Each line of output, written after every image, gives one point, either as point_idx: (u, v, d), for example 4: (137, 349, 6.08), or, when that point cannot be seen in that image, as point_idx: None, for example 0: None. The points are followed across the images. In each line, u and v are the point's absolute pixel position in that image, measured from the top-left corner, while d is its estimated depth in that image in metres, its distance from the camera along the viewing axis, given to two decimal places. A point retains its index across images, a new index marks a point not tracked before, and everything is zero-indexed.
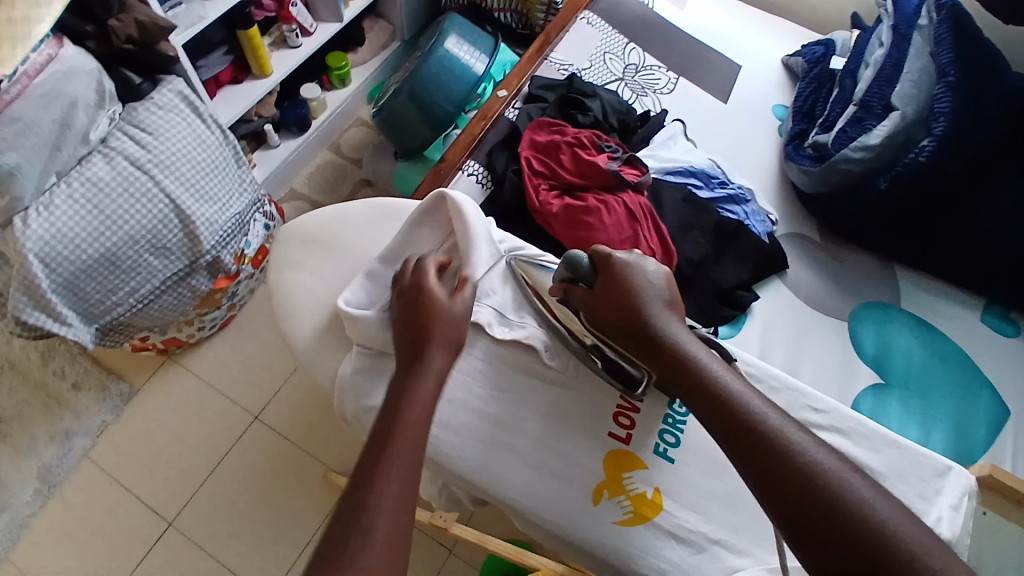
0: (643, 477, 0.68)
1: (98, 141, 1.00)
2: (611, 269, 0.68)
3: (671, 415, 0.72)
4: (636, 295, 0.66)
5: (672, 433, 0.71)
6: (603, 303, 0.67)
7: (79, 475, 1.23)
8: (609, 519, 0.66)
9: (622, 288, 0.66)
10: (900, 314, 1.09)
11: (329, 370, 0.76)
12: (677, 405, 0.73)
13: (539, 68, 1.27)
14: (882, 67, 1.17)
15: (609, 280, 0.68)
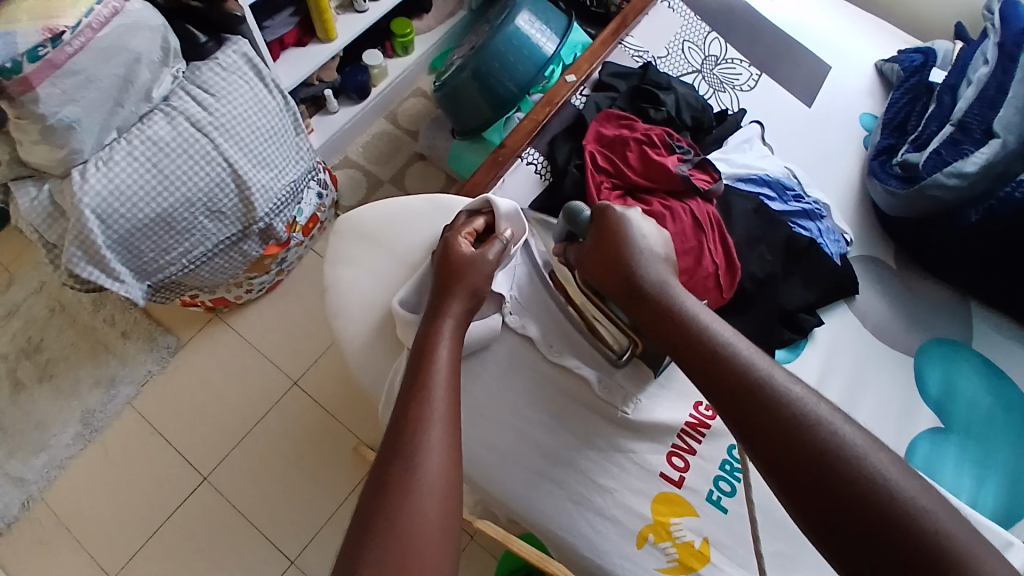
0: (693, 526, 0.69)
1: (160, 98, 0.99)
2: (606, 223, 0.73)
3: (728, 462, 0.73)
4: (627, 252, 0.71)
5: (727, 481, 0.72)
6: (594, 256, 0.73)
7: (121, 422, 1.27)
8: (653, 566, 0.67)
9: (611, 245, 0.72)
10: (972, 354, 1.01)
11: (380, 369, 0.75)
12: (735, 454, 0.73)
13: (612, 53, 1.20)
14: (986, 85, 1.05)
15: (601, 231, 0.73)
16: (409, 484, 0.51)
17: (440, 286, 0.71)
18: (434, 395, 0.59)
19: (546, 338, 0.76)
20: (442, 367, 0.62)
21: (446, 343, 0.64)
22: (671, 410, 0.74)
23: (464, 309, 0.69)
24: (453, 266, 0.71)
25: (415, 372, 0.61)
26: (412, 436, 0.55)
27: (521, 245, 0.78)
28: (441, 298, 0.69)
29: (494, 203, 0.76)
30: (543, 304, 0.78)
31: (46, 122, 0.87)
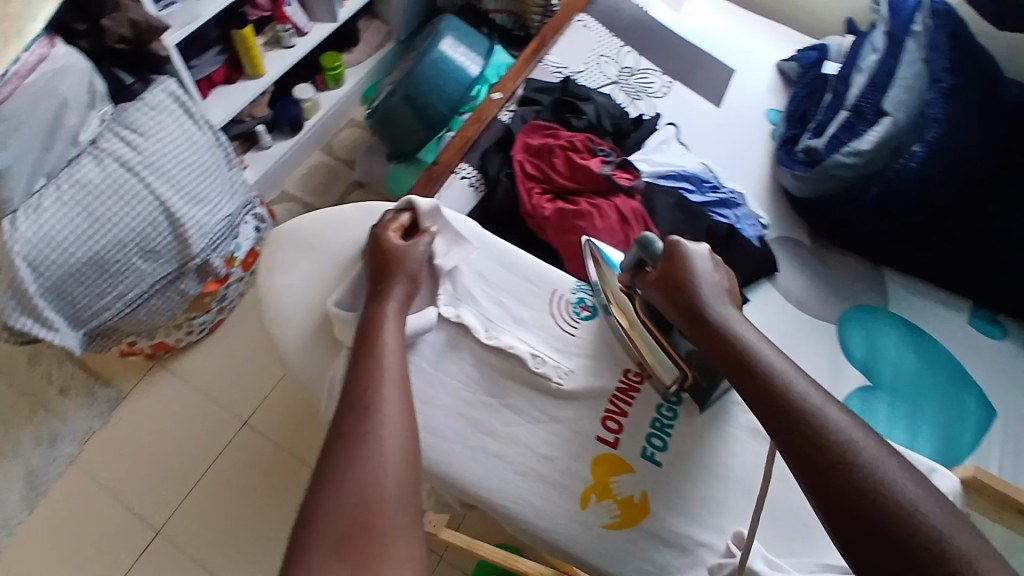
0: (630, 481, 0.70)
1: (88, 142, 0.99)
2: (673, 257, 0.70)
3: (659, 420, 0.73)
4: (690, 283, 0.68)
5: (659, 437, 0.72)
6: (662, 286, 0.70)
7: (66, 481, 1.22)
8: (596, 523, 0.68)
9: (679, 279, 0.69)
10: (888, 315, 1.10)
11: (321, 371, 0.76)
12: (665, 410, 0.73)
13: (534, 70, 1.27)
14: (875, 72, 1.17)
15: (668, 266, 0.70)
16: (365, 447, 0.55)
17: (374, 278, 0.74)
18: (385, 368, 0.62)
19: (482, 327, 0.77)
20: (391, 341, 0.66)
21: (393, 320, 0.68)
22: (600, 378, 0.74)
23: (403, 294, 0.72)
24: (384, 258, 0.74)
25: (363, 348, 0.65)
26: (367, 406, 0.58)
27: (448, 240, 0.81)
28: (378, 286, 0.72)
29: (416, 203, 0.80)
30: (478, 294, 0.79)
31: None
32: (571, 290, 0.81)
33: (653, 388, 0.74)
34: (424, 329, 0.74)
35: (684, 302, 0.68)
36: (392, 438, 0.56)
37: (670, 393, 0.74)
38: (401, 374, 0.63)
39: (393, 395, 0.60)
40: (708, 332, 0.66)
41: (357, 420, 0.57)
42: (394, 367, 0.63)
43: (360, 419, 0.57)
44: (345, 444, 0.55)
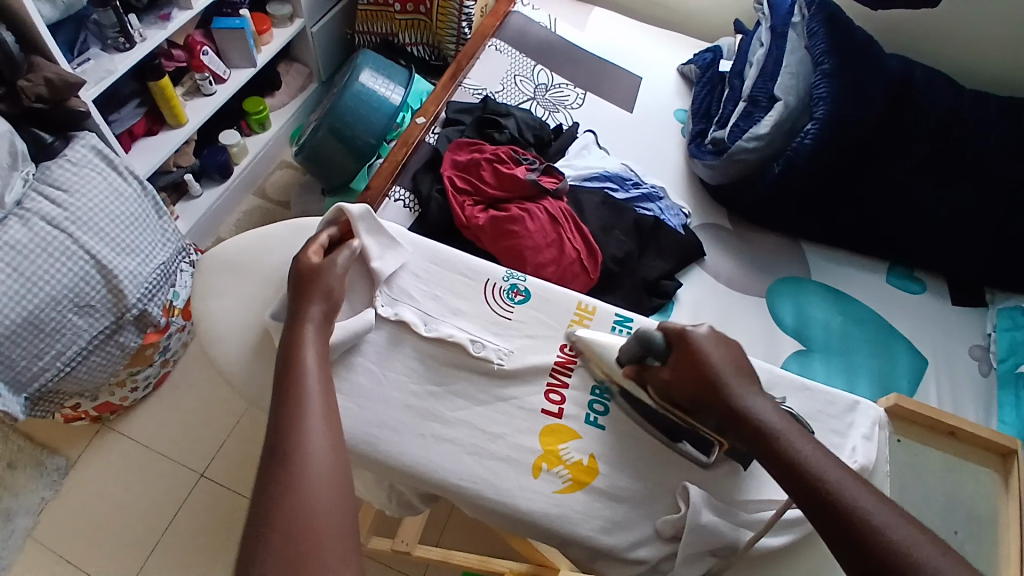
0: (578, 446, 0.72)
1: (13, 203, 0.97)
2: (686, 341, 0.65)
3: (599, 386, 0.76)
4: (707, 366, 0.63)
5: (601, 402, 0.75)
6: (677, 385, 0.65)
7: (25, 554, 1.16)
8: (550, 490, 0.69)
9: (698, 367, 0.63)
10: (811, 283, 1.19)
11: (262, 385, 0.76)
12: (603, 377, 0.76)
13: (454, 94, 1.33)
14: (764, 64, 1.28)
15: (683, 352, 0.65)
16: (289, 480, 0.53)
17: (294, 301, 0.71)
18: (307, 401, 0.60)
19: (420, 323, 0.77)
20: (312, 369, 0.64)
21: (314, 351, 0.66)
22: (539, 356, 0.77)
23: (325, 315, 0.70)
24: (304, 280, 0.72)
25: (285, 381, 0.62)
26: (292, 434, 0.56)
27: (383, 242, 0.81)
28: (300, 308, 0.70)
29: (346, 209, 0.80)
30: (414, 292, 0.80)
31: None
32: (503, 277, 0.82)
33: (590, 358, 0.77)
34: (362, 330, 0.74)
35: (700, 389, 0.63)
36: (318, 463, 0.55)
37: None
38: (327, 406, 0.61)
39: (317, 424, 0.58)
40: (734, 417, 0.61)
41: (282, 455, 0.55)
42: (316, 396, 0.61)
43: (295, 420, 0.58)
44: (272, 478, 0.53)
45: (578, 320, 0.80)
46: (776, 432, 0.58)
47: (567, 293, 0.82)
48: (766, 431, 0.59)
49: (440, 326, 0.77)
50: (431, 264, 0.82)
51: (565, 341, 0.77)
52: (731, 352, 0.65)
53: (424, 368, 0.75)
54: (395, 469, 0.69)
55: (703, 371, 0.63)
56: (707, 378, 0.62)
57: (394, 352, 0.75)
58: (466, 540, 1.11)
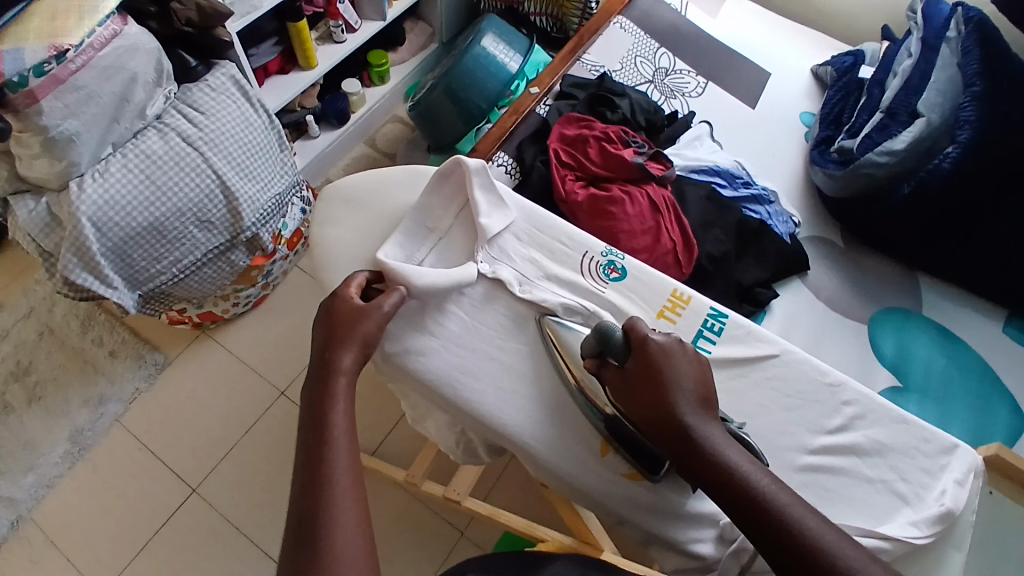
0: None
1: (154, 117, 1.07)
2: (647, 354, 0.65)
3: None
4: (669, 396, 0.62)
5: None
6: (636, 393, 0.64)
7: (109, 437, 1.29)
8: (616, 472, 0.69)
9: (656, 388, 0.63)
10: (921, 319, 1.10)
11: None
12: None
13: (571, 68, 1.31)
14: (909, 76, 1.18)
15: (643, 369, 0.64)
16: (325, 512, 0.54)
17: (324, 342, 0.67)
18: (337, 426, 0.61)
19: (516, 284, 0.77)
20: (343, 392, 0.64)
21: (346, 375, 0.65)
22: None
23: (360, 354, 0.67)
24: (343, 324, 0.68)
25: (316, 407, 0.63)
26: (322, 460, 0.58)
27: (490, 198, 0.81)
28: (331, 347, 0.66)
29: (462, 161, 0.80)
30: (515, 252, 0.81)
31: (47, 134, 0.94)
32: (602, 252, 0.81)
33: (677, 348, 0.74)
34: (461, 283, 0.76)
35: (661, 415, 0.62)
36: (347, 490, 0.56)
37: None
38: (353, 432, 0.62)
39: (345, 449, 0.59)
40: (698, 456, 0.59)
41: (315, 482, 0.56)
42: (345, 420, 0.62)
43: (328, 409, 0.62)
44: (310, 503, 0.55)
45: (670, 307, 0.77)
46: (742, 482, 0.57)
47: (663, 278, 0.79)
48: (731, 479, 0.57)
49: (536, 289, 0.78)
50: (536, 229, 0.82)
51: (654, 327, 0.75)
52: (697, 375, 0.64)
53: (511, 326, 0.76)
54: (465, 415, 0.72)
55: (669, 403, 0.62)
56: (671, 412, 0.61)
57: (487, 306, 0.77)
58: (514, 504, 1.13)
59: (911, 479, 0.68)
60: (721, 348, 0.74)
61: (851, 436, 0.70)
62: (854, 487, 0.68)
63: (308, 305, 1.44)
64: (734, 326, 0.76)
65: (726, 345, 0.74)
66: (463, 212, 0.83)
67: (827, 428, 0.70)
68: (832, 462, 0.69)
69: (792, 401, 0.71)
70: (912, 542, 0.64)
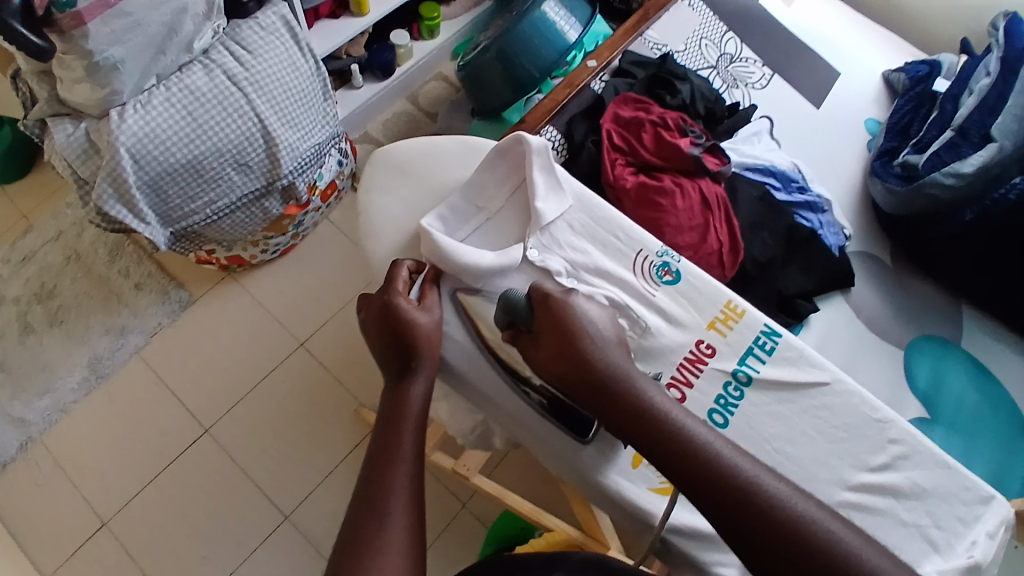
0: None
1: (200, 52, 1.05)
2: (548, 310, 0.65)
3: (723, 397, 0.70)
4: (576, 341, 0.64)
5: (721, 413, 0.70)
6: (546, 354, 0.65)
7: (128, 368, 1.30)
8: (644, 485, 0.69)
9: (564, 337, 0.64)
10: (959, 351, 1.05)
11: None
12: (732, 388, 0.71)
13: (632, 44, 1.25)
14: (986, 94, 1.11)
15: (547, 319, 0.65)
16: (379, 542, 0.53)
17: (393, 355, 0.66)
18: (404, 454, 0.59)
19: (569, 280, 0.75)
20: (415, 420, 0.62)
21: (421, 377, 0.65)
22: (672, 343, 0.73)
23: (431, 376, 0.66)
24: (405, 336, 0.66)
25: (389, 425, 0.61)
26: (383, 485, 0.56)
27: (547, 180, 0.78)
28: (407, 368, 0.65)
29: (525, 138, 0.76)
30: (568, 242, 0.78)
31: (91, 59, 0.92)
32: (657, 252, 0.78)
33: (723, 362, 0.72)
34: (505, 269, 0.73)
35: (571, 359, 0.63)
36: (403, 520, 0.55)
37: (739, 372, 0.71)
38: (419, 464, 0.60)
39: (409, 484, 0.57)
40: (609, 393, 0.62)
41: (371, 504, 0.55)
42: (414, 451, 0.60)
43: (402, 402, 0.63)
44: (372, 500, 0.55)
45: (722, 319, 0.74)
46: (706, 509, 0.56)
47: (718, 285, 0.76)
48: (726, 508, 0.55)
49: (584, 283, 0.75)
50: (595, 221, 0.79)
51: (703, 337, 0.72)
52: (605, 322, 0.67)
53: None
54: (492, 400, 0.71)
55: (577, 350, 0.63)
56: (581, 355, 0.63)
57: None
58: (521, 483, 1.13)
59: (943, 525, 0.66)
60: (770, 368, 0.72)
61: (888, 475, 0.67)
62: (887, 528, 0.66)
63: (334, 259, 1.42)
64: (786, 347, 0.72)
65: (776, 366, 0.72)
66: (516, 192, 0.79)
67: (870, 466, 0.68)
68: (871, 502, 0.67)
69: (836, 433, 0.69)
70: None
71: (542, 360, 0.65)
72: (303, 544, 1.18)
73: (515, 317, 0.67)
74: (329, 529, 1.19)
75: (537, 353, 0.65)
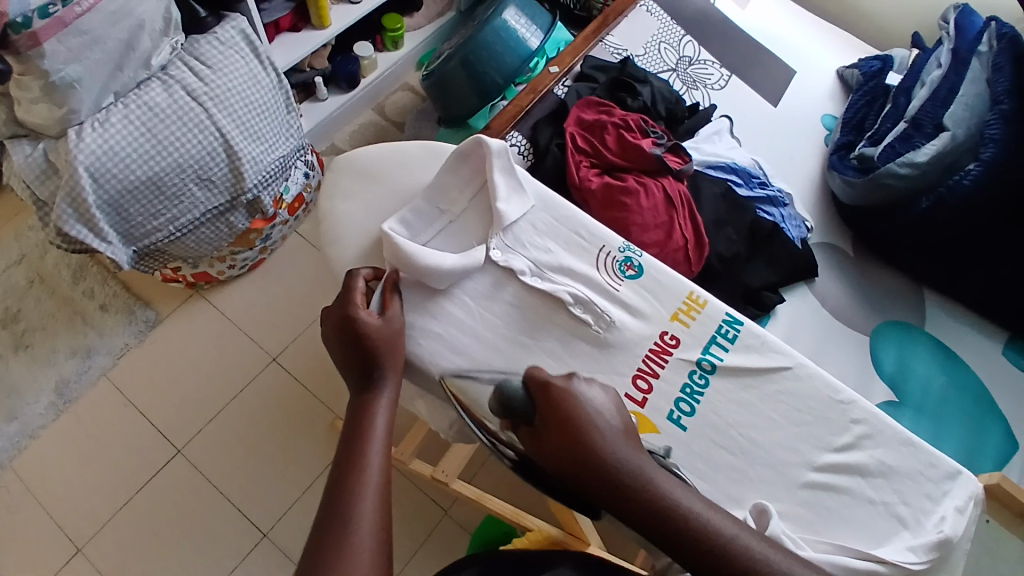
0: (654, 441, 0.69)
1: (158, 67, 1.04)
2: (549, 402, 0.61)
3: (690, 385, 0.72)
4: (589, 435, 0.58)
5: (688, 402, 0.71)
6: (545, 442, 0.60)
7: (96, 391, 1.27)
8: None
9: (568, 427, 0.59)
10: (922, 335, 1.08)
11: None
12: (697, 377, 0.72)
13: (593, 49, 1.27)
14: (937, 87, 1.15)
15: (549, 412, 0.60)
16: (346, 547, 0.52)
17: (356, 365, 0.66)
18: (370, 462, 0.58)
19: (532, 279, 0.75)
20: (380, 427, 0.62)
21: (386, 388, 0.65)
22: (637, 336, 0.74)
23: (396, 386, 0.66)
24: (367, 343, 0.66)
25: (353, 435, 0.61)
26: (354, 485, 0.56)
27: (508, 180, 0.79)
28: (368, 377, 0.65)
29: (483, 141, 0.78)
30: (532, 241, 0.78)
31: (48, 79, 0.90)
32: (619, 248, 0.79)
33: (688, 352, 0.73)
34: (469, 270, 0.74)
35: (580, 457, 0.57)
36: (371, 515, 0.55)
37: (704, 361, 0.73)
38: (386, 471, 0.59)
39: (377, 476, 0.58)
40: (613, 487, 0.57)
41: (339, 505, 0.55)
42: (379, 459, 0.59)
43: (366, 413, 0.62)
44: (337, 508, 0.54)
45: (685, 310, 0.76)
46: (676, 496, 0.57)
47: (680, 278, 0.78)
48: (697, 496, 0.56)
49: (548, 281, 0.76)
50: (557, 219, 0.80)
51: (667, 329, 0.74)
52: (611, 407, 0.62)
53: (517, 315, 0.74)
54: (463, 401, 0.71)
55: (581, 440, 0.58)
56: (588, 449, 0.57)
57: (496, 295, 0.75)
58: (502, 487, 1.13)
59: (911, 502, 0.68)
60: (734, 355, 0.73)
61: (855, 455, 0.69)
62: (855, 506, 0.67)
63: (305, 272, 1.41)
64: (749, 335, 0.74)
65: (739, 354, 0.73)
66: (479, 194, 0.80)
67: (835, 446, 0.69)
68: (839, 482, 0.68)
69: (802, 416, 0.70)
70: (909, 567, 0.64)
71: (543, 453, 0.60)
72: (284, 562, 1.16)
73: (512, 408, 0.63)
74: (309, 545, 1.17)
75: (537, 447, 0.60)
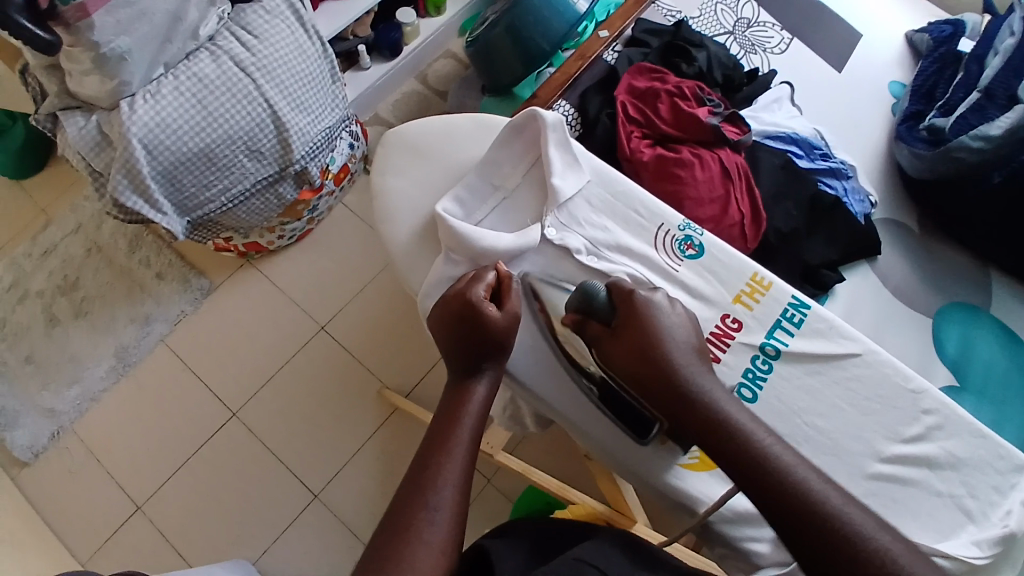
0: None
1: (206, 38, 1.04)
2: (631, 308, 0.64)
3: (752, 371, 0.69)
4: (664, 345, 0.62)
5: (750, 388, 0.68)
6: (622, 349, 0.63)
7: (154, 357, 1.32)
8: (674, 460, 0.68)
9: (648, 338, 0.62)
10: (989, 317, 1.01)
11: (419, 267, 0.77)
12: (760, 362, 0.70)
13: (645, 12, 1.22)
14: (1013, 54, 1.07)
15: (627, 322, 0.64)
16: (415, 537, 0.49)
17: (467, 353, 0.64)
18: (460, 442, 0.57)
19: (588, 255, 0.74)
20: (474, 414, 0.60)
21: (485, 380, 0.63)
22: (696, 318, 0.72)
23: (496, 380, 0.64)
24: (477, 334, 0.64)
25: (448, 415, 0.60)
26: (434, 468, 0.54)
27: (564, 152, 0.77)
28: (474, 366, 0.64)
29: (540, 113, 0.75)
30: (590, 218, 0.76)
31: (98, 50, 0.91)
32: (679, 226, 0.76)
33: (750, 336, 0.71)
34: (523, 249, 0.73)
35: (653, 363, 0.61)
36: (450, 506, 0.52)
37: (767, 346, 0.70)
38: (473, 460, 0.57)
39: (460, 463, 0.55)
40: (690, 408, 0.59)
41: (418, 485, 0.53)
42: (469, 449, 0.57)
43: (457, 411, 0.60)
44: (409, 501, 0.52)
45: (748, 292, 0.73)
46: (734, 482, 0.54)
47: (741, 256, 0.75)
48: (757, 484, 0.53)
49: (605, 260, 0.74)
50: (619, 196, 0.78)
51: (729, 312, 0.71)
52: (688, 328, 0.65)
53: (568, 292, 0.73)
54: (515, 376, 0.71)
55: (660, 349, 0.61)
56: (665, 363, 0.61)
57: (546, 273, 0.74)
58: (546, 461, 1.14)
59: (975, 494, 0.65)
60: (799, 341, 0.70)
61: (921, 446, 0.66)
62: (921, 501, 0.65)
63: (349, 243, 1.42)
64: (815, 319, 0.71)
65: (805, 339, 0.70)
66: (533, 168, 0.78)
67: (904, 437, 0.67)
68: (904, 473, 0.65)
69: (869, 405, 0.68)
70: (971, 562, 0.62)
71: (618, 359, 0.64)
72: (332, 523, 1.20)
73: (593, 308, 0.66)
74: (358, 508, 1.21)
75: (613, 354, 0.64)
